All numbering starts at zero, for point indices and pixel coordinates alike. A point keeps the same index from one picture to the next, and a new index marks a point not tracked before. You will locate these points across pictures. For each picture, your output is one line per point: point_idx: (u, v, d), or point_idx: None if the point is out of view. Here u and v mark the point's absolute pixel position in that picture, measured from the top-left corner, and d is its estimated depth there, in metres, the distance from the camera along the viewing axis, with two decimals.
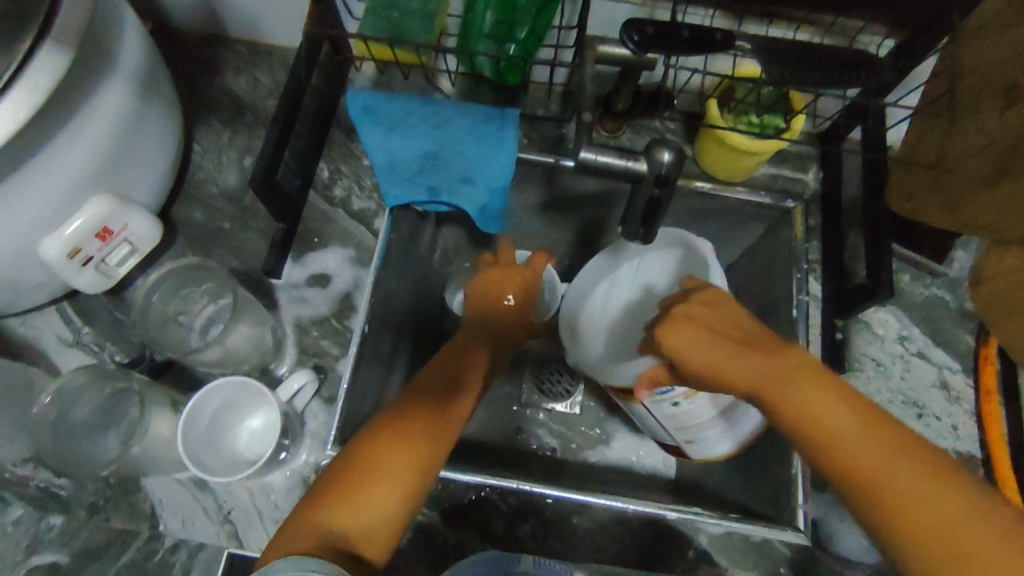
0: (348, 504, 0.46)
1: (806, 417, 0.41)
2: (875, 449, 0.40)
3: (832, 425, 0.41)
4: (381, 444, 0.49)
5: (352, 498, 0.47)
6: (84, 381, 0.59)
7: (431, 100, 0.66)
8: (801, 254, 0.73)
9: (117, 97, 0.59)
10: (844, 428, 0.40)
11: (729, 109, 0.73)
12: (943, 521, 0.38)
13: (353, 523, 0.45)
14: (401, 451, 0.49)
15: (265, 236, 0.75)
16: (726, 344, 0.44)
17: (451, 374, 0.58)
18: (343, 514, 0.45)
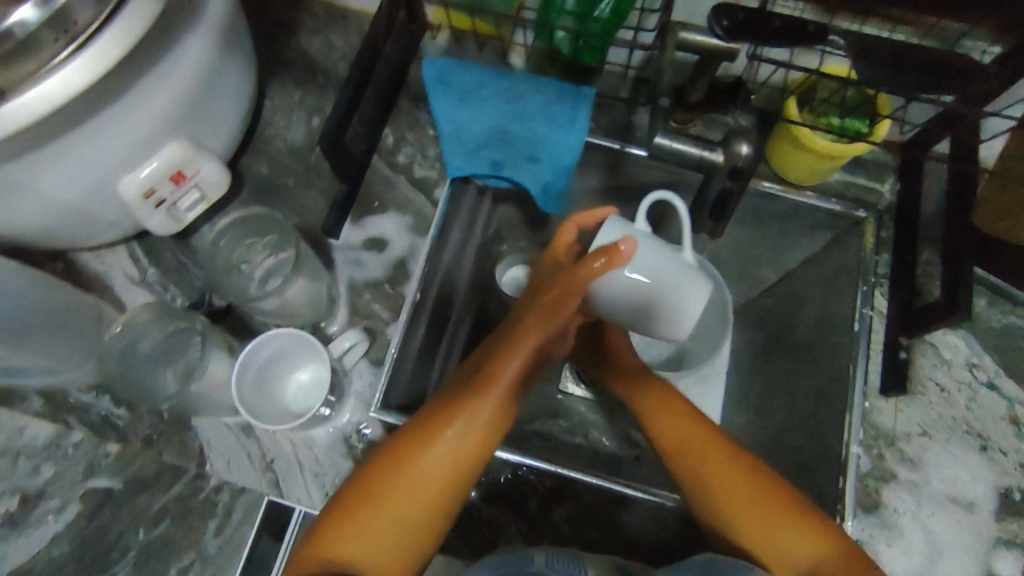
0: (355, 535, 0.48)
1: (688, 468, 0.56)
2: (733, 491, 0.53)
3: (706, 467, 0.54)
4: (386, 475, 0.50)
5: (357, 531, 0.48)
6: (151, 317, 0.65)
7: (505, 74, 0.68)
8: (869, 267, 0.70)
9: (201, 46, 0.60)
10: (702, 468, 0.55)
11: (808, 109, 0.69)
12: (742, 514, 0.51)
13: (362, 558, 0.47)
14: (408, 482, 0.50)
15: (327, 196, 0.76)
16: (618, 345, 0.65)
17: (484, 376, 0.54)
18: (350, 549, 0.47)
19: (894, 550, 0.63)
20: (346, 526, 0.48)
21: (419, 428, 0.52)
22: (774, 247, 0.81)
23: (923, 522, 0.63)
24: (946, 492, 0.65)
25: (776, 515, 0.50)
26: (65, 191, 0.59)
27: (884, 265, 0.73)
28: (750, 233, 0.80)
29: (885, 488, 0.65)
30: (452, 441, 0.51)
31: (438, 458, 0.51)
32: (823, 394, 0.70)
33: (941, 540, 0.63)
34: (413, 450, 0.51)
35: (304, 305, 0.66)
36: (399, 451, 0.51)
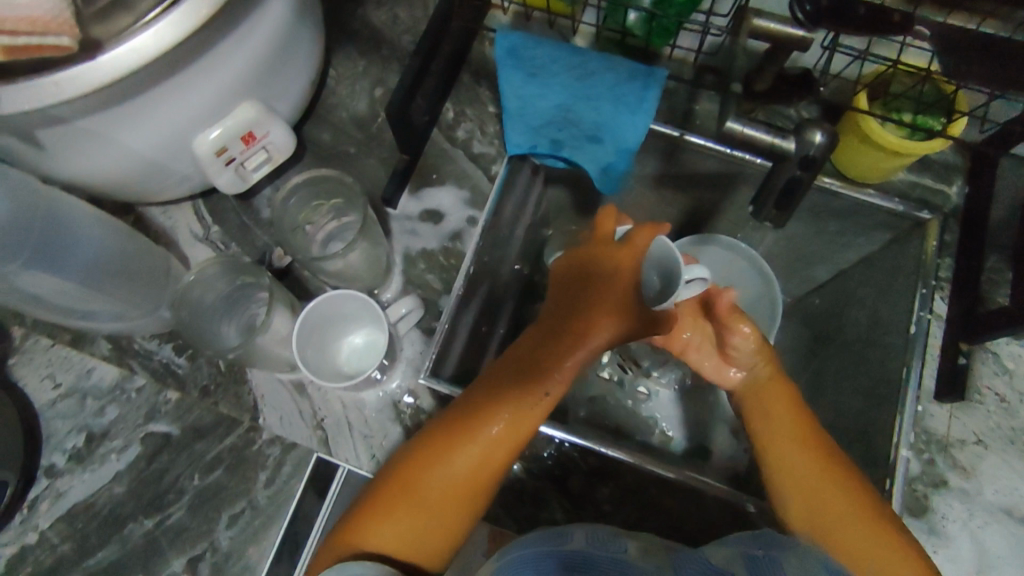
0: (382, 524, 0.49)
1: (779, 456, 0.56)
2: (828, 490, 0.53)
3: (799, 460, 0.55)
4: (417, 472, 0.51)
5: (385, 523, 0.49)
6: (218, 271, 0.64)
7: (579, 50, 0.67)
8: (931, 269, 0.68)
9: (280, 11, 0.61)
10: (797, 463, 0.55)
11: (879, 101, 0.68)
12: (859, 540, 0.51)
13: (388, 548, 0.48)
14: (441, 478, 0.51)
15: (385, 166, 0.77)
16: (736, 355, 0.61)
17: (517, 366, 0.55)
18: (378, 540, 0.48)
19: (942, 557, 0.61)
20: (376, 518, 0.49)
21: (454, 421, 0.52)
22: (830, 245, 0.79)
23: (972, 530, 0.62)
24: (1000, 503, 0.63)
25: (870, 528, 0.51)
26: (143, 143, 0.61)
27: (946, 269, 0.71)
28: (806, 229, 0.79)
29: (936, 494, 0.63)
30: (486, 441, 0.51)
31: (468, 459, 0.51)
32: (872, 395, 0.68)
33: (989, 549, 0.61)
34: (446, 447, 0.51)
35: (362, 270, 0.67)
36: (433, 446, 0.51)
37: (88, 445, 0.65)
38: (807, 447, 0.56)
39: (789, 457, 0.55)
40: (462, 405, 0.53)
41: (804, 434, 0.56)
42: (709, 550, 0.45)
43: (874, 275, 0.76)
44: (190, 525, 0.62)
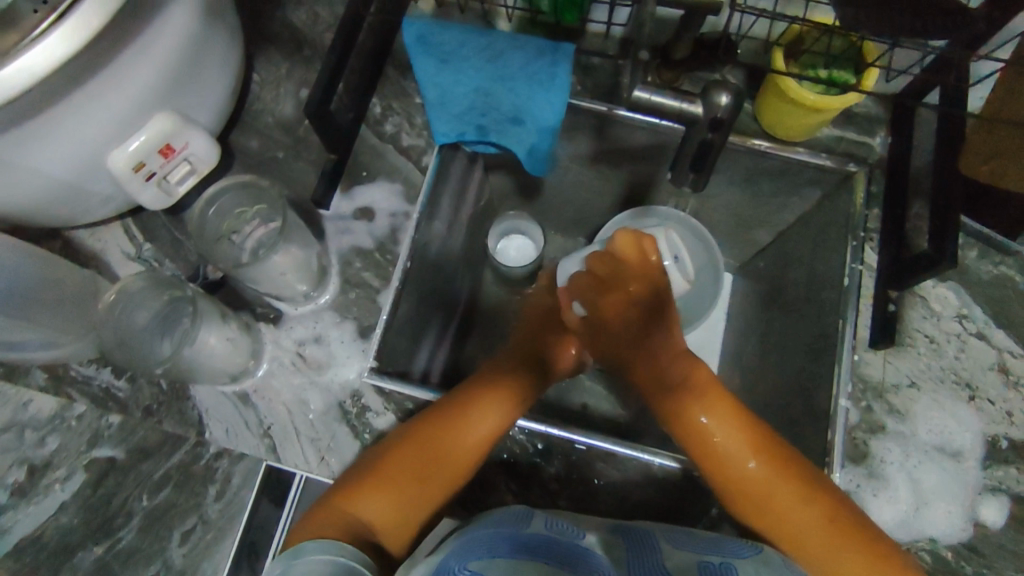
0: (388, 502, 0.55)
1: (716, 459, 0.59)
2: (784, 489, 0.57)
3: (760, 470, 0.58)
4: (398, 459, 0.58)
5: (372, 496, 0.55)
6: (142, 286, 0.63)
7: (484, 31, 0.66)
8: (859, 222, 0.69)
9: (183, 19, 0.60)
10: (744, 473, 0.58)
11: (797, 61, 0.68)
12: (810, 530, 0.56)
13: (370, 519, 0.54)
14: (439, 470, 0.58)
15: (316, 168, 0.76)
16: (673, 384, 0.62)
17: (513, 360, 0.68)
18: (366, 510, 0.54)
19: (883, 500, 0.63)
20: (379, 495, 0.55)
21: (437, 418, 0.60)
22: (764, 208, 0.80)
23: (909, 469, 0.64)
24: (933, 441, 0.65)
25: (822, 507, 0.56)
26: (54, 165, 0.59)
27: (874, 220, 0.72)
28: (740, 194, 0.80)
29: (874, 440, 0.65)
30: (441, 451, 0.59)
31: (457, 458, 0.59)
32: (811, 350, 0.70)
33: (925, 488, 0.64)
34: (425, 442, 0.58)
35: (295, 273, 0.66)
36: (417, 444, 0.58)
37: None
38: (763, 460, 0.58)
39: (742, 464, 0.58)
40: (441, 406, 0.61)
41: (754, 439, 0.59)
42: (666, 549, 0.48)
43: (807, 235, 0.77)
44: (142, 548, 0.61)
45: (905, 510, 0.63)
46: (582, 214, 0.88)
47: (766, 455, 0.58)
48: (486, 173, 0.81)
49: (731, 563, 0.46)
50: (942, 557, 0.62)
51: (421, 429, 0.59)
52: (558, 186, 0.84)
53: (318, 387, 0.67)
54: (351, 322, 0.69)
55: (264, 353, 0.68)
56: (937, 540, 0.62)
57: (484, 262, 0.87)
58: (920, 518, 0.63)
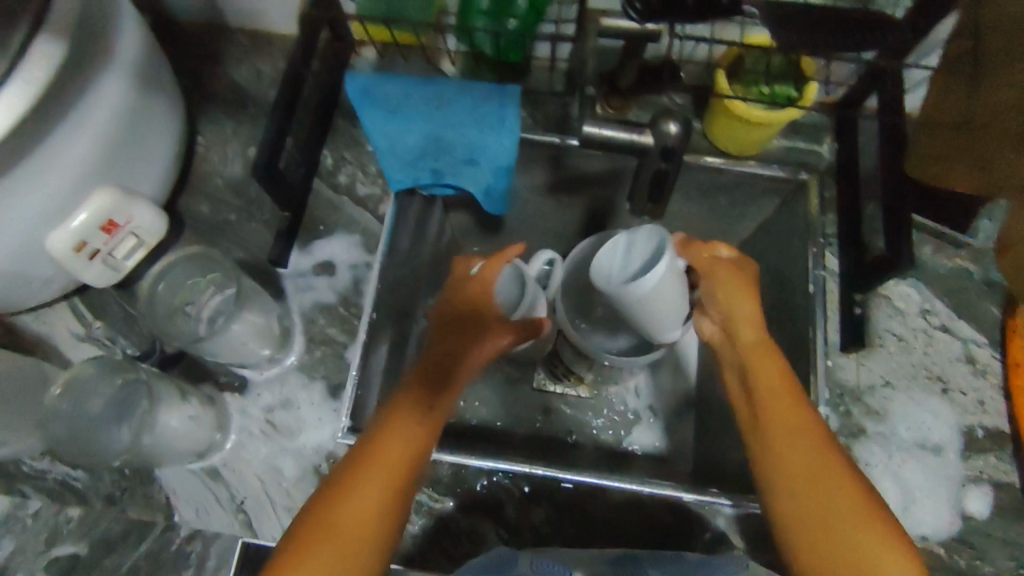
0: (336, 547, 0.48)
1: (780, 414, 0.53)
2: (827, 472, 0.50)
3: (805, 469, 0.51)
4: (333, 497, 0.50)
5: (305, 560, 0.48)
6: (93, 373, 0.59)
7: (430, 79, 0.65)
8: (817, 228, 0.70)
9: (117, 91, 0.59)
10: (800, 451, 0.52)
11: (740, 79, 0.69)
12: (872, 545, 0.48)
13: None
14: (375, 497, 0.50)
15: (271, 226, 0.75)
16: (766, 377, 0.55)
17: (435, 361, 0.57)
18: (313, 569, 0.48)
19: None
20: (324, 543, 0.48)
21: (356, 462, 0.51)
22: (724, 222, 0.81)
23: (893, 469, 0.64)
24: (913, 439, 0.66)
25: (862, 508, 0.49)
26: None
27: (830, 225, 0.74)
28: (698, 210, 0.80)
29: (856, 443, 0.65)
30: (381, 472, 0.51)
31: (386, 488, 0.50)
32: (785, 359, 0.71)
33: (911, 487, 0.64)
34: (356, 472, 0.51)
35: (255, 339, 0.64)
36: (350, 478, 0.50)
37: None
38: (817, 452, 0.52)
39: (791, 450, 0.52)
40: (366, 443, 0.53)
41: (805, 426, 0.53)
42: None
43: (768, 245, 0.78)
44: None
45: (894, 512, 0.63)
46: (546, 244, 0.88)
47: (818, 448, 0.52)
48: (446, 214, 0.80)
49: None
50: (935, 555, 0.62)
51: (357, 460, 0.51)
52: (519, 219, 0.84)
53: (290, 454, 0.64)
54: (319, 382, 0.67)
55: (231, 424, 0.65)
56: (930, 538, 0.62)
57: None
58: (910, 518, 0.63)
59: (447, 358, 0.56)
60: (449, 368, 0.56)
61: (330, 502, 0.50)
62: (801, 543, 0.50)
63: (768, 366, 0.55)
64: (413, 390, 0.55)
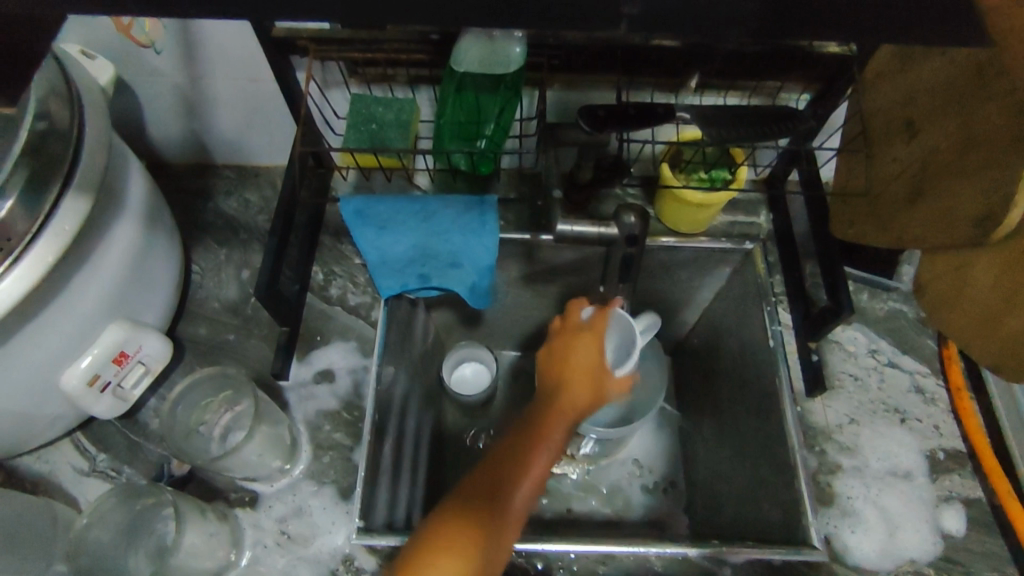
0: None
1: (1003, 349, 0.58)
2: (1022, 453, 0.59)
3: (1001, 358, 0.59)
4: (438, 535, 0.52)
5: None
6: (114, 502, 0.59)
7: (417, 197, 0.73)
8: (767, 288, 0.79)
9: (128, 232, 0.65)
10: None
11: (682, 169, 0.79)
12: None
13: None
14: (465, 546, 0.51)
15: (269, 341, 0.79)
16: None
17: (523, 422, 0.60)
18: None
19: (860, 535, 0.68)
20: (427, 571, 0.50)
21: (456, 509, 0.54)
22: (685, 291, 0.89)
23: (874, 501, 0.70)
24: (885, 467, 0.72)
25: None
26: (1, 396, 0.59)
27: (778, 284, 0.83)
28: (659, 284, 0.89)
29: (835, 479, 0.71)
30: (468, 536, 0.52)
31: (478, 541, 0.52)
32: (760, 410, 0.77)
33: (893, 514, 0.69)
34: (463, 508, 0.54)
35: (269, 451, 0.67)
36: (456, 517, 0.53)
37: None
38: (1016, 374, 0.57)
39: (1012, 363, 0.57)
40: (474, 478, 0.56)
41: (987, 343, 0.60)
42: None
43: (727, 309, 0.86)
44: None
45: (881, 541, 0.68)
46: (525, 330, 0.94)
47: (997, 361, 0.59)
48: (432, 312, 0.87)
49: None
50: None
51: (463, 505, 0.54)
52: (499, 311, 0.91)
53: (307, 562, 0.66)
54: (329, 486, 0.70)
55: (245, 540, 0.66)
56: (917, 560, 0.67)
57: (443, 395, 0.90)
58: (896, 544, 0.68)
59: (542, 413, 0.61)
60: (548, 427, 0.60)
61: (437, 538, 0.52)
62: None
63: None
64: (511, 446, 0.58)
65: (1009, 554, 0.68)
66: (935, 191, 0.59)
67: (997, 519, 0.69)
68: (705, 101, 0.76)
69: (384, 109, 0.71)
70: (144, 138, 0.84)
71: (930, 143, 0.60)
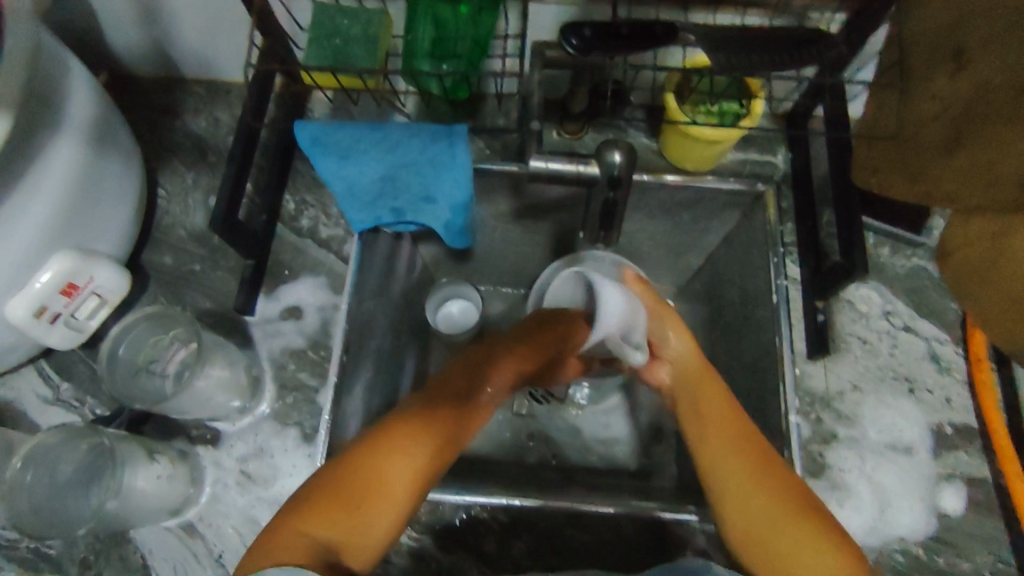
0: (362, 509, 0.47)
1: (747, 527, 0.53)
2: (789, 532, 0.51)
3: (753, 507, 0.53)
4: (388, 440, 0.49)
5: (339, 515, 0.46)
6: (58, 440, 0.58)
7: (379, 124, 0.65)
8: (776, 238, 0.71)
9: (70, 153, 0.60)
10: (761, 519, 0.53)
11: (688, 100, 0.70)
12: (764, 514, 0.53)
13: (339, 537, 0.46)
14: (422, 457, 0.50)
15: (236, 274, 0.75)
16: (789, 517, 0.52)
17: (484, 356, 0.60)
18: (342, 527, 0.46)
19: (848, 509, 0.64)
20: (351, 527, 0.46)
21: (412, 422, 0.51)
22: (688, 234, 0.82)
23: (867, 475, 0.65)
24: (884, 441, 0.66)
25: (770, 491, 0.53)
26: None
27: (790, 234, 0.75)
28: (661, 227, 0.81)
29: (828, 450, 0.66)
30: (420, 453, 0.50)
31: (430, 458, 0.50)
32: (756, 369, 0.71)
33: (887, 490, 0.64)
34: (429, 419, 0.52)
35: (222, 392, 0.66)
36: (422, 422, 0.51)
37: None
38: (798, 525, 0.52)
39: (750, 520, 0.53)
40: (438, 393, 0.55)
41: (753, 467, 0.55)
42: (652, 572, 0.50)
43: (732, 257, 0.79)
44: None
45: (872, 516, 0.63)
46: (514, 270, 0.89)
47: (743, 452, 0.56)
48: (412, 247, 0.81)
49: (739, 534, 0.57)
50: (914, 555, 0.63)
51: (424, 414, 0.52)
52: (486, 247, 0.84)
53: (267, 503, 0.65)
54: (292, 428, 0.67)
55: (205, 478, 0.66)
56: (907, 539, 0.63)
57: (427, 335, 0.86)
58: (886, 521, 0.63)
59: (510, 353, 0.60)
60: (485, 372, 0.58)
61: (391, 436, 0.50)
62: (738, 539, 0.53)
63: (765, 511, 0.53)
64: (435, 405, 0.53)
65: (1008, 537, 0.63)
66: (979, 138, 0.53)
67: (1000, 501, 0.64)
68: (720, 21, 0.66)
69: (349, 21, 0.63)
70: (101, 46, 0.77)
71: (980, 80, 0.52)
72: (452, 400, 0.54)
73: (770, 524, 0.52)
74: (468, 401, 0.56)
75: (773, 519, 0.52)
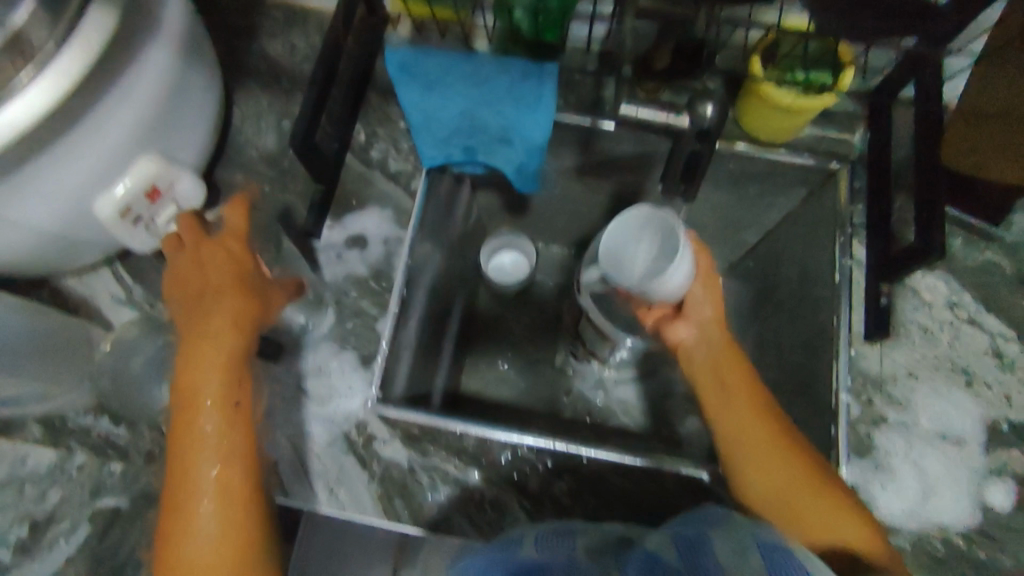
0: (196, 530, 0.58)
1: (773, 487, 0.57)
2: (803, 492, 0.57)
3: (779, 474, 0.58)
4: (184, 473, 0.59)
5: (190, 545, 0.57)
6: (138, 331, 0.70)
7: (471, 57, 0.66)
8: (846, 217, 0.70)
9: (162, 59, 0.60)
10: (782, 476, 0.58)
11: (775, 66, 0.68)
12: (785, 481, 0.57)
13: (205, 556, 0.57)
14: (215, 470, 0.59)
15: (305, 199, 0.76)
16: (805, 480, 0.57)
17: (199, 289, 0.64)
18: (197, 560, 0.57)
19: (891, 493, 0.64)
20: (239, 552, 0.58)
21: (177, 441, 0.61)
22: (751, 207, 0.80)
23: (914, 460, 0.65)
24: (935, 429, 0.66)
25: (805, 470, 0.58)
26: (36, 215, 0.59)
27: (860, 215, 0.74)
28: (727, 197, 0.80)
29: (877, 431, 0.66)
30: (200, 467, 0.59)
31: (214, 446, 0.60)
32: (808, 347, 0.70)
33: (933, 477, 0.64)
34: (177, 434, 0.61)
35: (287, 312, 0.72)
36: (176, 442, 0.60)
37: (32, 535, 0.64)
38: (814, 482, 0.57)
39: (765, 471, 0.58)
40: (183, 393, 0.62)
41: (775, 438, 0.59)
42: (650, 536, 0.51)
43: (794, 234, 0.78)
44: None
45: (914, 501, 0.64)
46: (570, 226, 0.89)
47: (767, 430, 0.60)
48: (475, 192, 0.81)
49: (706, 530, 0.48)
50: (951, 543, 0.63)
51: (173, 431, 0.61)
52: (546, 200, 0.84)
53: (321, 419, 0.68)
54: (350, 351, 0.70)
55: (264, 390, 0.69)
56: (948, 526, 0.63)
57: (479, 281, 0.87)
58: (929, 507, 0.64)
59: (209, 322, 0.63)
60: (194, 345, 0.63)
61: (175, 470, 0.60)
62: (774, 513, 0.57)
63: (802, 508, 0.56)
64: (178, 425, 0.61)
65: None
66: None
67: None
68: None
69: None
70: None
71: None
72: (188, 404, 0.61)
73: (788, 487, 0.57)
74: (202, 387, 0.62)
75: (790, 488, 0.57)
